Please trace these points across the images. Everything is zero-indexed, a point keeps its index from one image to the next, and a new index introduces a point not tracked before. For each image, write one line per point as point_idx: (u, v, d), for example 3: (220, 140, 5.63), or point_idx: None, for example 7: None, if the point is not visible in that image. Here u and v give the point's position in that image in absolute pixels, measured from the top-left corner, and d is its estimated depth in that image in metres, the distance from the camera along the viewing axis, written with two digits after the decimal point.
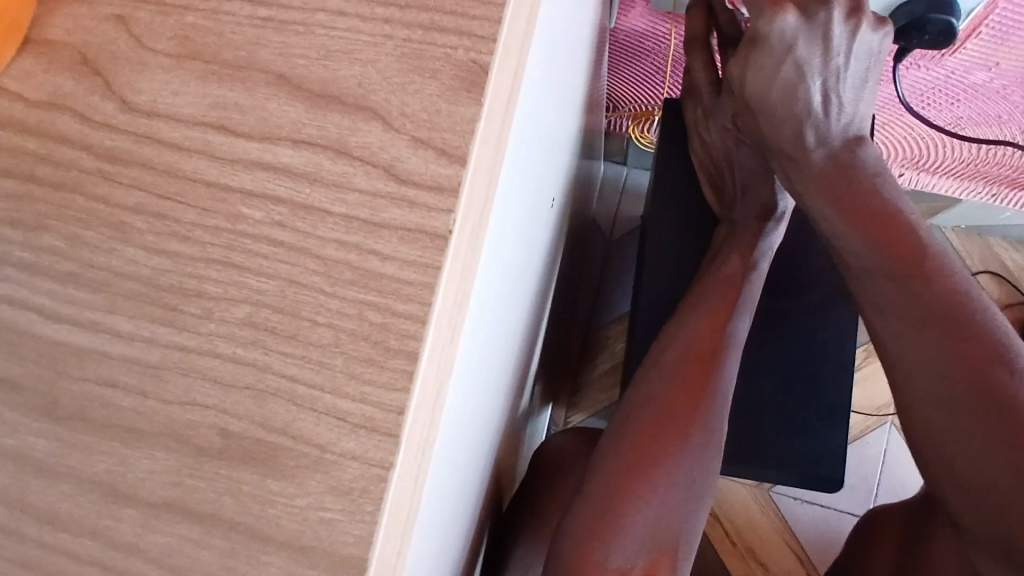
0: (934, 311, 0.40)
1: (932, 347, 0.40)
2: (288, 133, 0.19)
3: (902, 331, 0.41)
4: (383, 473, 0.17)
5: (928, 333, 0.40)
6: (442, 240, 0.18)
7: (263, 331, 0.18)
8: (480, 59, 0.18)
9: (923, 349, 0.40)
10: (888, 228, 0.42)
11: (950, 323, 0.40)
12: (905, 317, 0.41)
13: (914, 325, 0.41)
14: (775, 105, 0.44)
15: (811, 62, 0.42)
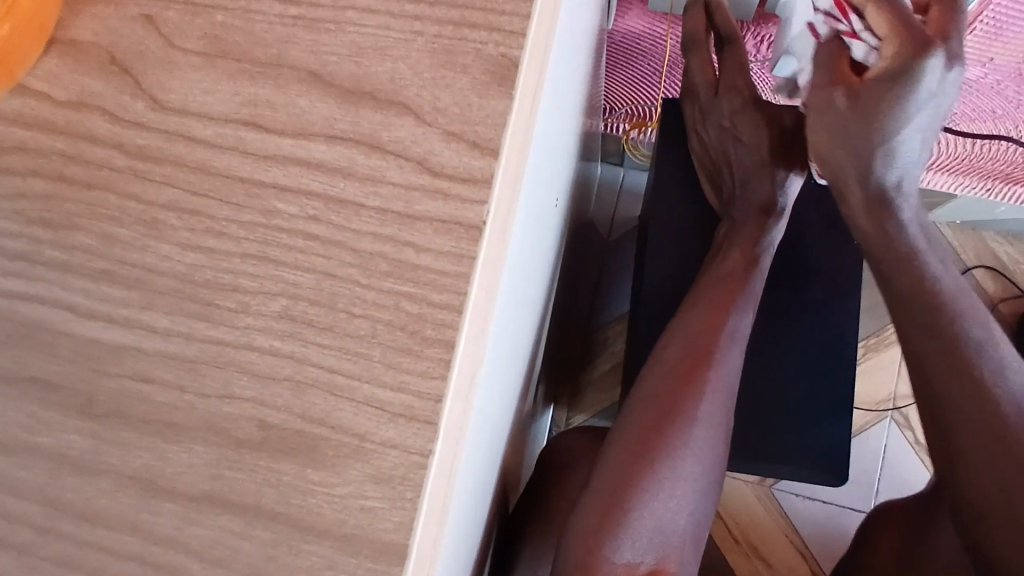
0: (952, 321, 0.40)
1: (947, 352, 0.39)
2: (320, 129, 0.19)
3: (919, 335, 0.40)
4: (423, 461, 0.17)
5: (945, 339, 0.39)
6: (476, 232, 0.18)
7: (299, 324, 0.18)
8: (511, 53, 0.19)
9: (939, 355, 0.39)
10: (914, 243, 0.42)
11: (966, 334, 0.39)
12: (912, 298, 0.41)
13: (933, 330, 0.40)
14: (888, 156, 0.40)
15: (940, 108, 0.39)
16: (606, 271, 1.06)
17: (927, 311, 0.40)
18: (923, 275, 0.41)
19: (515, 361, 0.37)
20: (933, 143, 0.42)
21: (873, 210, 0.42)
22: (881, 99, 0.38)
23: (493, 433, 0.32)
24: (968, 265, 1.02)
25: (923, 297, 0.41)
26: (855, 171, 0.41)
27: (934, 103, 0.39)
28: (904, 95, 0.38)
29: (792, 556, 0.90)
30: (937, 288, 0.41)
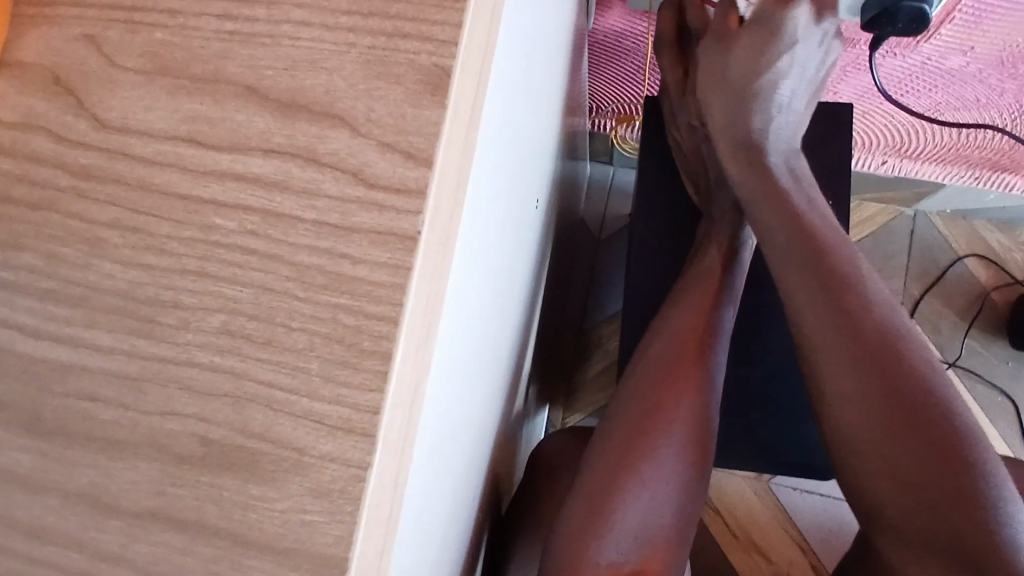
0: (842, 305, 0.43)
1: (840, 337, 0.42)
2: (258, 143, 0.19)
3: (812, 323, 0.43)
4: (361, 474, 0.17)
5: (834, 325, 0.42)
6: (411, 242, 0.18)
7: (239, 339, 0.19)
8: (442, 62, 0.19)
9: (830, 341, 0.42)
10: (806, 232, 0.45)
11: (857, 316, 0.42)
12: (812, 295, 0.43)
13: (825, 317, 0.43)
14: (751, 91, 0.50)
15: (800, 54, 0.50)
16: (598, 270, 1.06)
17: (817, 302, 0.43)
18: (815, 265, 0.44)
19: (489, 360, 0.38)
20: (796, 102, 0.52)
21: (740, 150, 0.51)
22: (755, 41, 0.49)
23: (463, 437, 0.32)
24: (959, 254, 1.02)
25: (814, 286, 0.44)
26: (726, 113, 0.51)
27: (796, 51, 0.50)
28: (765, 40, 0.49)
29: (790, 548, 0.94)
30: (828, 274, 0.44)
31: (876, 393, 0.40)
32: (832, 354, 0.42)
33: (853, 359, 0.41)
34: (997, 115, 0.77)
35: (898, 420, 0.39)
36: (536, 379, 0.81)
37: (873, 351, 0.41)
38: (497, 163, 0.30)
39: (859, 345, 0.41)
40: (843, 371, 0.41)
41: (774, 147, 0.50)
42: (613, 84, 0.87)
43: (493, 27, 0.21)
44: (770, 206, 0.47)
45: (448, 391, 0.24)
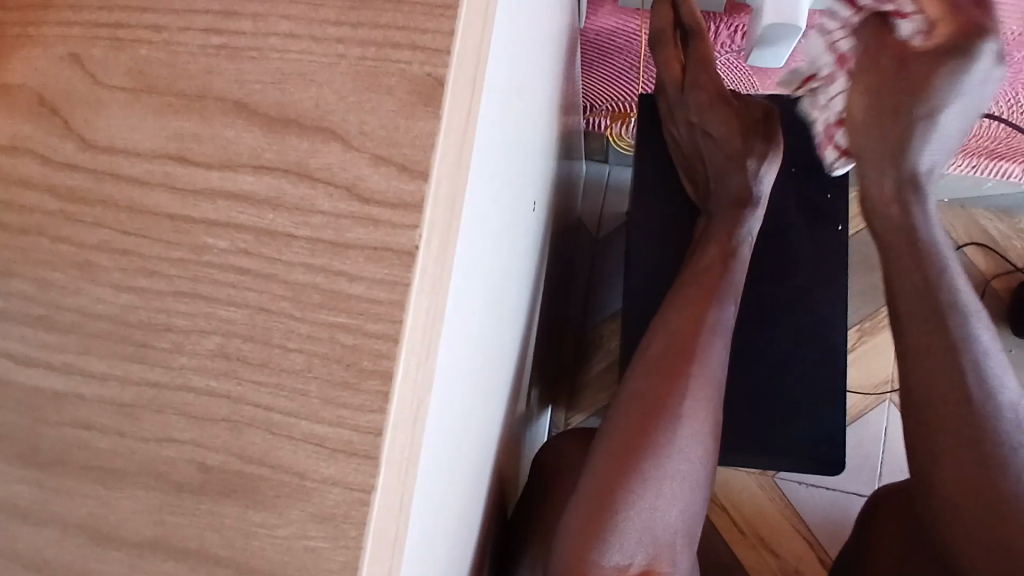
0: (966, 402, 0.45)
1: (957, 432, 0.45)
2: (248, 159, 0.19)
3: (931, 410, 0.46)
4: (365, 497, 0.17)
5: (955, 418, 0.45)
6: (408, 256, 0.18)
7: (235, 361, 0.18)
8: (435, 71, 0.18)
9: (946, 433, 0.46)
10: (944, 315, 0.48)
11: (980, 415, 0.45)
12: (923, 316, 0.48)
13: (945, 411, 0.46)
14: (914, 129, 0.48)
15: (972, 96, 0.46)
16: (597, 271, 1.06)
17: (939, 389, 0.46)
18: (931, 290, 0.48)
19: (491, 368, 0.38)
20: (957, 135, 0.49)
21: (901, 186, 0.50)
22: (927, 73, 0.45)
23: (466, 447, 0.32)
24: (959, 243, 1.01)
25: (944, 376, 0.46)
26: (884, 145, 0.49)
27: (972, 91, 0.46)
28: (944, 73, 0.45)
29: (799, 543, 0.95)
30: (957, 365, 0.46)
31: (980, 489, 0.44)
32: (948, 450, 0.45)
33: (966, 457, 0.44)
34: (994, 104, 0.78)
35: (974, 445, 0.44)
36: (537, 382, 0.80)
37: (987, 452, 0.44)
38: (493, 169, 0.29)
39: (977, 443, 0.44)
40: (955, 465, 0.45)
41: (927, 188, 0.51)
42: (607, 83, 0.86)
43: (485, 34, 0.20)
44: (910, 279, 0.50)
45: (451, 401, 0.24)
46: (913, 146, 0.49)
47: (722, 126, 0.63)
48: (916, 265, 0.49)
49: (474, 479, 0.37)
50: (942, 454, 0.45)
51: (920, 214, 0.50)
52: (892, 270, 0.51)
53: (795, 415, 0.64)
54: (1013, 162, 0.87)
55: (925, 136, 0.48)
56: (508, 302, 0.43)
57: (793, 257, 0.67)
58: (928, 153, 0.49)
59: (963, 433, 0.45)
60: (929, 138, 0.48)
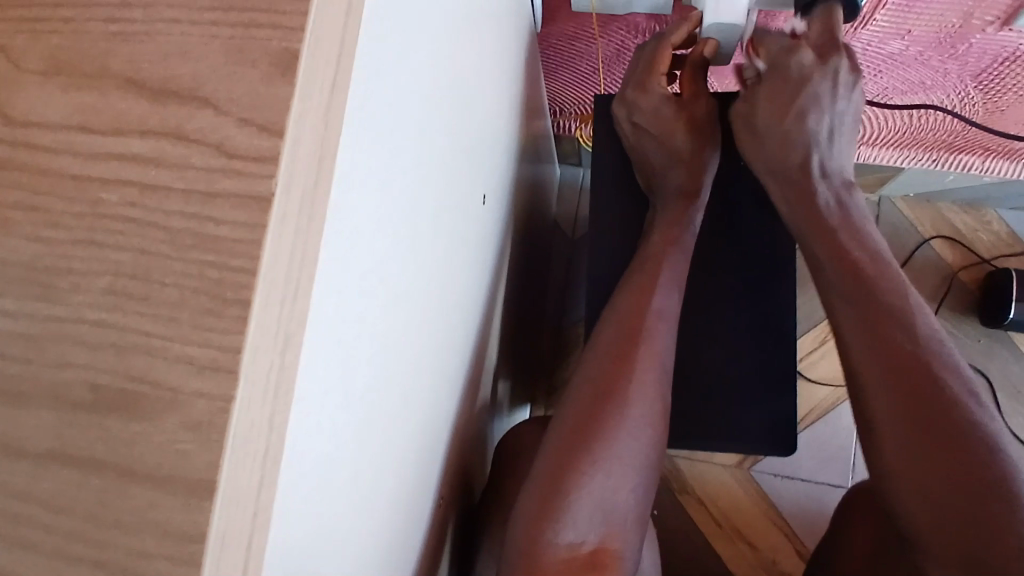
0: (898, 378, 0.55)
1: (901, 413, 0.54)
2: (136, 126, 0.22)
3: (879, 402, 0.55)
4: (225, 406, 0.20)
5: (903, 404, 0.54)
6: (265, 202, 0.20)
7: (121, 297, 0.21)
8: (292, 46, 0.21)
9: (895, 418, 0.54)
10: (877, 320, 0.57)
11: (911, 389, 0.54)
12: (857, 312, 0.58)
13: (888, 396, 0.55)
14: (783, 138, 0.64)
15: (822, 102, 0.63)
16: (573, 272, 1.08)
17: (885, 382, 0.55)
18: (861, 288, 0.59)
19: (411, 338, 0.42)
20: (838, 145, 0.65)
21: (798, 197, 0.64)
22: (773, 92, 0.64)
23: (373, 403, 0.36)
24: (926, 236, 1.05)
25: (881, 358, 0.56)
26: (768, 157, 0.65)
27: (819, 95, 0.63)
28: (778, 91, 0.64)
29: (775, 534, 0.99)
30: (885, 351, 0.56)
31: (936, 460, 0.52)
32: (889, 427, 0.54)
33: (920, 435, 0.53)
34: (943, 97, 0.83)
35: (906, 419, 0.53)
36: (507, 375, 0.83)
37: (924, 426, 0.53)
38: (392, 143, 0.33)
39: (912, 418, 0.53)
40: (898, 439, 0.53)
41: (826, 187, 0.64)
42: (573, 86, 0.89)
43: (346, 17, 0.23)
44: (848, 293, 0.59)
45: (327, 347, 0.27)
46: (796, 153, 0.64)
47: (657, 122, 0.68)
48: (851, 282, 0.59)
49: (391, 438, 0.40)
50: (881, 429, 0.55)
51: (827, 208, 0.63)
52: (829, 273, 0.61)
53: (748, 398, 0.66)
54: (972, 155, 0.91)
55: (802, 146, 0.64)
56: (436, 279, 0.47)
57: (747, 245, 0.70)
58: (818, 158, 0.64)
59: (907, 412, 0.54)
60: (811, 137, 0.64)
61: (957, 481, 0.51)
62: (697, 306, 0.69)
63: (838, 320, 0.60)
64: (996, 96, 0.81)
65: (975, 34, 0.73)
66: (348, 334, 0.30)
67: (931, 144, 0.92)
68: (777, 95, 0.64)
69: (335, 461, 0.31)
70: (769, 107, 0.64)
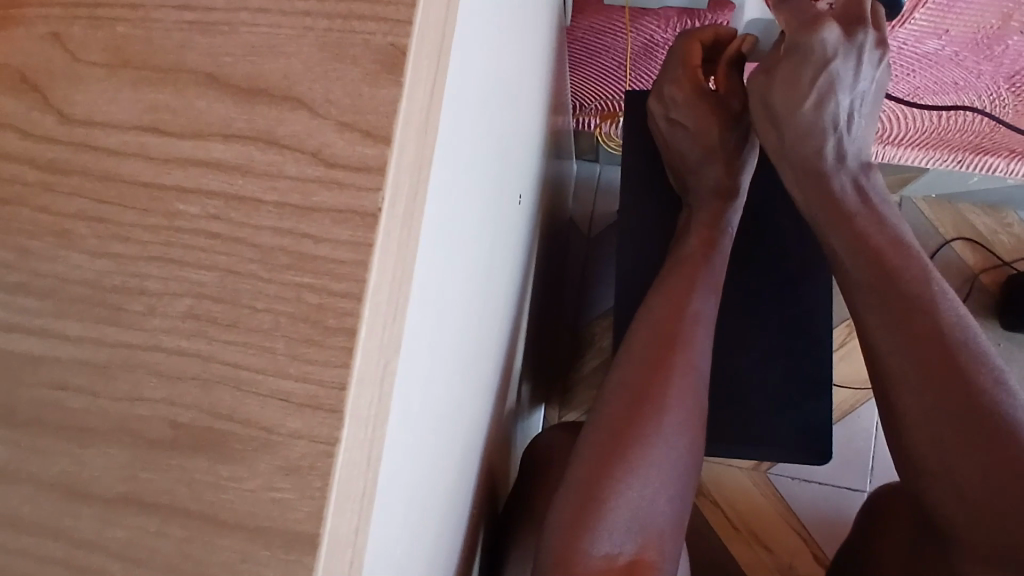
0: (947, 375, 0.48)
1: (954, 415, 0.48)
2: (218, 129, 0.20)
3: (909, 405, 0.50)
4: (329, 449, 0.18)
5: (939, 406, 0.48)
6: (372, 219, 0.18)
7: (204, 321, 0.19)
8: (399, 41, 0.19)
9: (927, 422, 0.49)
10: (906, 311, 0.51)
11: (961, 387, 0.48)
12: (887, 308, 0.52)
13: (936, 397, 0.49)
14: (801, 120, 0.57)
15: (842, 79, 0.56)
16: (590, 267, 1.06)
17: (920, 385, 0.49)
18: (888, 281, 0.53)
19: (459, 342, 0.40)
20: (863, 126, 0.59)
21: (810, 173, 0.59)
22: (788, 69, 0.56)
23: (430, 410, 0.34)
24: (947, 238, 1.04)
25: (920, 356, 0.50)
26: (777, 139, 0.60)
27: (846, 71, 0.56)
28: (794, 68, 0.55)
29: (792, 539, 0.98)
30: (922, 350, 0.50)
31: (978, 464, 0.46)
32: (940, 433, 0.48)
33: (956, 442, 0.47)
34: (975, 98, 0.82)
35: (958, 419, 0.48)
36: (528, 378, 0.81)
37: (980, 426, 0.47)
38: (462, 120, 0.30)
39: (967, 418, 0.47)
40: (951, 443, 0.48)
41: (840, 171, 0.58)
42: (596, 82, 0.87)
43: (447, 10, 0.21)
44: (870, 285, 0.54)
45: (414, 371, 0.25)
46: (814, 137, 0.57)
47: (695, 119, 0.65)
48: (872, 272, 0.54)
49: (438, 461, 0.38)
50: (932, 431, 0.49)
51: (835, 182, 0.58)
52: (846, 267, 0.56)
53: (784, 404, 0.64)
54: (999, 157, 0.88)
55: (816, 129, 0.57)
56: (478, 284, 0.45)
57: (781, 246, 0.68)
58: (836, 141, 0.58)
59: (958, 413, 0.48)
60: (828, 116, 0.57)
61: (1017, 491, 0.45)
62: (729, 310, 0.67)
63: (863, 321, 0.54)
64: None
65: (1012, 35, 0.72)
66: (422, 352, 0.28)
67: (957, 145, 0.89)
68: (793, 70, 0.55)
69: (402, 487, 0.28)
70: (785, 81, 0.56)
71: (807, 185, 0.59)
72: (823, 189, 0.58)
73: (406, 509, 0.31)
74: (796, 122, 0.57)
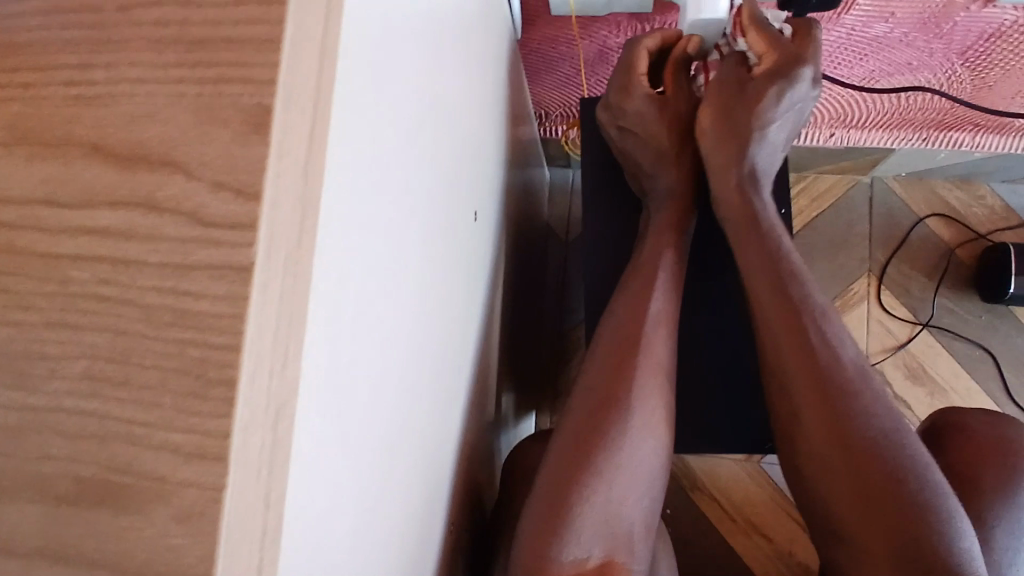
0: (833, 380, 0.54)
1: (838, 416, 0.53)
2: (104, 197, 0.21)
3: (816, 428, 0.54)
4: (216, 495, 0.19)
5: (828, 407, 0.54)
6: (246, 273, 0.19)
7: (99, 382, 0.20)
8: (263, 101, 0.20)
9: (832, 444, 0.53)
10: (809, 335, 0.56)
11: (845, 392, 0.54)
12: (784, 315, 0.57)
13: (824, 399, 0.54)
14: (752, 135, 0.63)
15: (793, 112, 0.64)
16: (568, 272, 1.07)
17: (813, 386, 0.55)
18: (787, 291, 0.58)
19: (415, 362, 0.43)
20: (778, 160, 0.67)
21: (740, 184, 0.64)
22: (763, 86, 0.62)
23: (376, 434, 0.35)
24: (920, 215, 1.05)
25: (811, 361, 0.55)
26: (719, 148, 0.64)
27: (798, 107, 0.64)
28: (772, 88, 0.61)
29: (789, 524, 0.99)
30: (818, 354, 0.55)
31: (872, 485, 0.51)
32: (825, 432, 0.53)
33: (858, 465, 0.51)
34: (930, 77, 0.82)
35: (841, 421, 0.53)
36: (509, 387, 0.82)
37: (860, 429, 0.52)
38: (375, 157, 0.32)
39: (849, 421, 0.53)
40: (834, 442, 0.53)
41: (764, 185, 0.65)
42: (556, 90, 0.89)
43: (322, 63, 0.22)
44: (781, 318, 0.57)
45: (320, 409, 0.26)
46: (753, 152, 0.64)
47: (642, 124, 0.67)
48: (780, 288, 0.58)
49: (394, 482, 0.39)
50: (819, 428, 0.54)
51: (759, 198, 0.63)
52: (750, 277, 0.60)
53: (757, 396, 0.65)
54: (963, 131, 0.90)
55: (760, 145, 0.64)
56: (431, 303, 0.46)
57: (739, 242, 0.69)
58: (763, 157, 0.65)
59: (840, 415, 0.53)
60: (769, 138, 0.64)
61: (888, 488, 0.50)
62: (693, 308, 0.68)
63: (762, 325, 0.59)
64: (984, 71, 0.80)
65: (958, 13, 0.72)
66: (341, 386, 0.29)
67: (920, 123, 0.90)
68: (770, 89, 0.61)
69: (335, 516, 0.30)
70: (754, 98, 0.62)
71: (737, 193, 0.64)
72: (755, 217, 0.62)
73: (352, 536, 0.32)
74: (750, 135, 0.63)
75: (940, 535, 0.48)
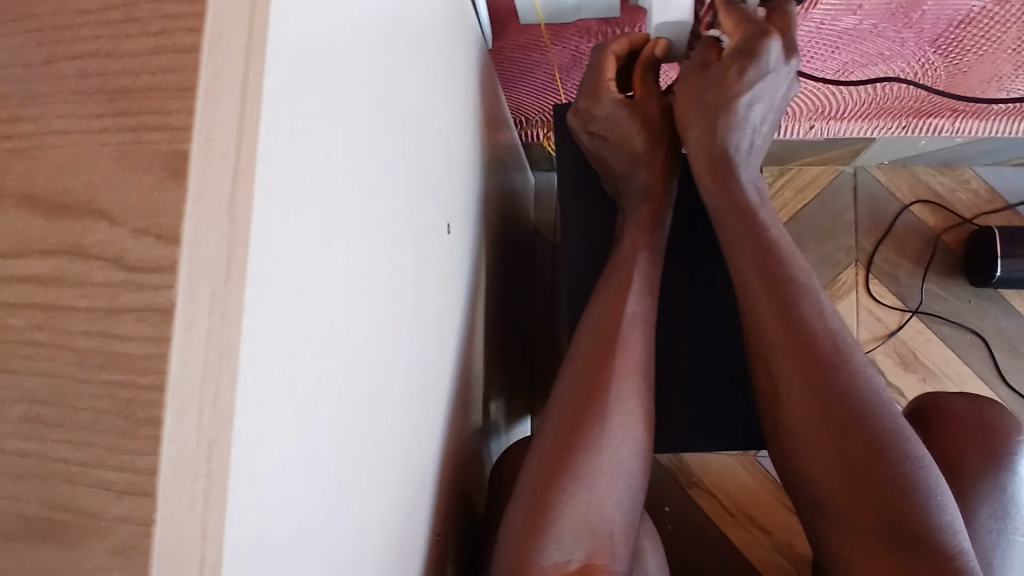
0: (815, 364, 0.54)
1: (820, 400, 0.53)
2: (36, 245, 0.22)
3: (799, 413, 0.54)
4: (147, 529, 0.20)
5: (809, 392, 0.54)
6: (168, 315, 0.20)
7: (37, 424, 0.21)
8: (180, 147, 0.21)
9: (814, 429, 0.53)
10: (791, 320, 0.56)
11: (828, 375, 0.54)
12: (768, 301, 0.58)
13: (806, 384, 0.54)
14: (726, 117, 0.63)
15: (767, 88, 0.64)
16: None
17: (795, 371, 0.55)
18: (770, 276, 0.58)
19: (387, 374, 0.44)
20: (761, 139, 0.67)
21: (717, 170, 0.64)
22: (730, 66, 0.62)
23: (346, 451, 0.36)
24: (905, 203, 1.05)
25: (794, 346, 0.56)
26: (695, 135, 0.65)
27: (771, 82, 0.63)
28: (739, 67, 0.62)
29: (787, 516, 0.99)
30: (800, 337, 0.56)
31: (854, 466, 0.51)
32: (808, 416, 0.54)
33: (839, 448, 0.52)
34: (903, 66, 0.82)
35: (822, 405, 0.53)
36: (498, 393, 0.83)
37: (841, 410, 0.53)
38: (326, 183, 0.33)
39: (830, 403, 0.53)
40: (817, 425, 0.53)
41: (744, 168, 0.65)
42: (532, 96, 0.89)
43: (247, 102, 0.23)
44: (765, 305, 0.58)
45: (268, 434, 0.27)
46: (729, 134, 0.64)
47: (614, 127, 0.67)
48: (762, 274, 0.59)
49: (368, 495, 0.40)
50: (802, 413, 0.54)
51: (738, 183, 0.64)
52: (737, 262, 0.60)
53: (740, 392, 0.65)
54: (942, 117, 0.90)
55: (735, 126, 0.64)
56: (403, 316, 0.47)
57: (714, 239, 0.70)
58: (742, 139, 0.65)
59: (821, 398, 0.53)
60: (746, 119, 0.64)
61: (868, 468, 0.50)
62: (673, 308, 0.68)
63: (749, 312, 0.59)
64: (956, 56, 0.81)
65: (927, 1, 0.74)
66: (297, 410, 0.30)
67: (898, 111, 0.90)
68: (738, 66, 0.61)
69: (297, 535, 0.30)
70: (722, 80, 0.62)
71: (713, 180, 0.64)
72: (732, 201, 0.63)
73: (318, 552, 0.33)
74: (723, 118, 0.63)
75: (919, 515, 0.48)
